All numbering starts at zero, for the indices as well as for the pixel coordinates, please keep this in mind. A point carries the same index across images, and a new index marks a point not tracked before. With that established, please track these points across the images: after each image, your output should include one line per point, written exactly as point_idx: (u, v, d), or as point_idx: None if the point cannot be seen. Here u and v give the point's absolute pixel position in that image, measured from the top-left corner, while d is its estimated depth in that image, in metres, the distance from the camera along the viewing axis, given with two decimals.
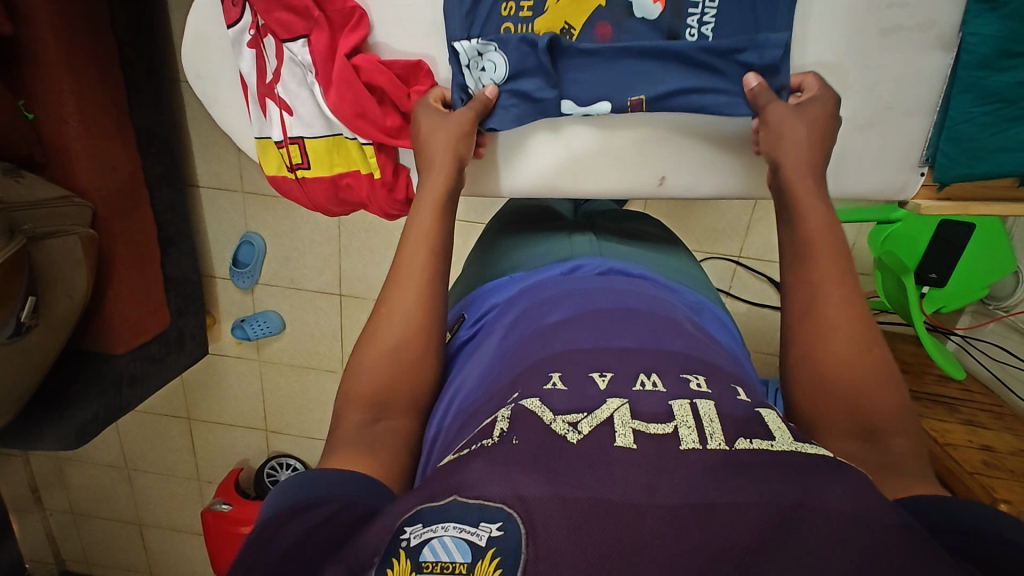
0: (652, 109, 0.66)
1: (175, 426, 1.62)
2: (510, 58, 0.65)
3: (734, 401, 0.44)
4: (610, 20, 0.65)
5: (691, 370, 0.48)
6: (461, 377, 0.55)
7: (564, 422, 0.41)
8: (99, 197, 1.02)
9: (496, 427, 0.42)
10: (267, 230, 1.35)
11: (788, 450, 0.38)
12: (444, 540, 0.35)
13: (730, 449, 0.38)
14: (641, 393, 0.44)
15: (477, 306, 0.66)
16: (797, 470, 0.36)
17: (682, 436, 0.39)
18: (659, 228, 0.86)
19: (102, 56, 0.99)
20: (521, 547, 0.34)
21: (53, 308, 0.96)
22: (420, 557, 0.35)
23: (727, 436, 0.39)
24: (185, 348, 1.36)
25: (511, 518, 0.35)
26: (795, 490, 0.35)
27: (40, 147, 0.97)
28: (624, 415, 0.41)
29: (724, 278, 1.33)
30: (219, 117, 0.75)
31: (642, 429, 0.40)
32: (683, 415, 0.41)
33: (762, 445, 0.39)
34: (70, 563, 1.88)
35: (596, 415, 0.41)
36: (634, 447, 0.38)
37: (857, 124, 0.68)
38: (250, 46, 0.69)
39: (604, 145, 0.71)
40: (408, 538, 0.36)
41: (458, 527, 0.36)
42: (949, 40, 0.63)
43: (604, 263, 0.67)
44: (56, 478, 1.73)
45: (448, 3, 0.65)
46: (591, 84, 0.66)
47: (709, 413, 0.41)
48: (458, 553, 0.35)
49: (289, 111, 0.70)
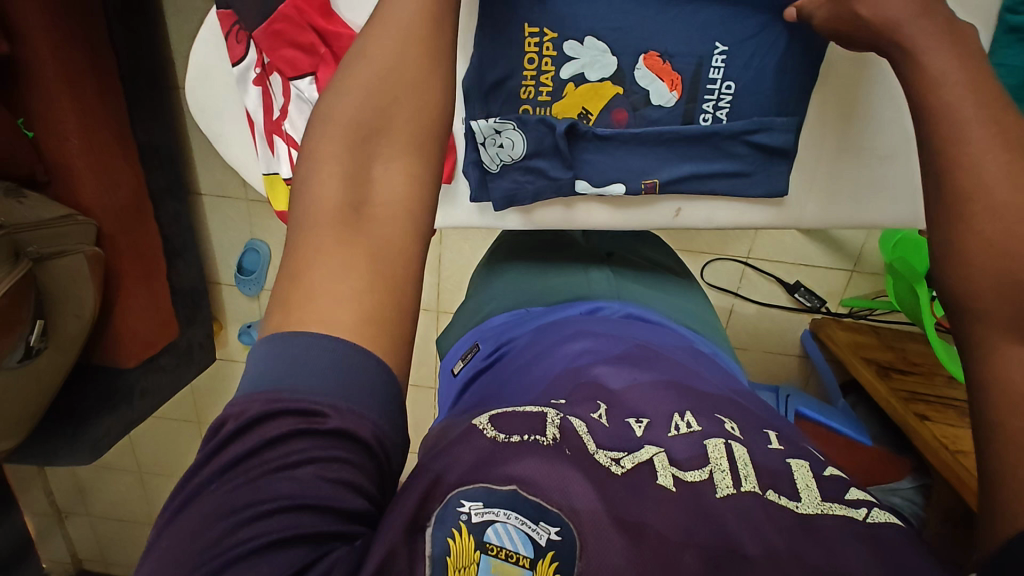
0: (664, 192, 0.69)
1: (186, 430, 1.64)
2: (528, 137, 0.67)
3: (767, 450, 0.43)
4: (627, 106, 0.66)
5: (724, 413, 0.47)
6: (480, 397, 0.56)
7: (606, 455, 0.40)
8: (104, 214, 1.02)
9: (548, 427, 0.41)
10: (272, 238, 1.34)
11: (815, 513, 0.38)
12: (507, 527, 0.35)
13: (763, 494, 0.39)
14: (677, 438, 0.43)
15: (497, 340, 0.68)
16: (824, 531, 0.37)
17: (717, 481, 0.40)
18: (672, 257, 0.87)
19: (102, 72, 0.98)
20: (576, 555, 0.35)
21: (61, 330, 0.95)
22: (483, 537, 0.35)
23: (760, 480, 0.40)
24: (194, 356, 1.36)
25: (567, 524, 0.35)
26: (826, 547, 0.35)
27: (42, 166, 0.96)
28: (663, 461, 0.41)
29: (733, 278, 1.32)
30: (225, 152, 0.72)
31: (680, 476, 0.40)
32: (717, 457, 0.41)
33: (787, 504, 0.39)
34: (87, 562, 1.92)
35: (637, 454, 0.41)
36: (674, 488, 0.39)
37: (878, 154, 0.67)
38: (256, 83, 0.68)
39: (619, 208, 0.71)
40: (467, 514, 0.35)
41: (520, 518, 0.36)
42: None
43: (625, 309, 0.68)
44: (70, 481, 1.75)
45: (468, 85, 0.65)
46: (604, 165, 0.68)
47: (744, 457, 0.41)
48: (521, 545, 0.35)
49: (296, 146, 0.67)
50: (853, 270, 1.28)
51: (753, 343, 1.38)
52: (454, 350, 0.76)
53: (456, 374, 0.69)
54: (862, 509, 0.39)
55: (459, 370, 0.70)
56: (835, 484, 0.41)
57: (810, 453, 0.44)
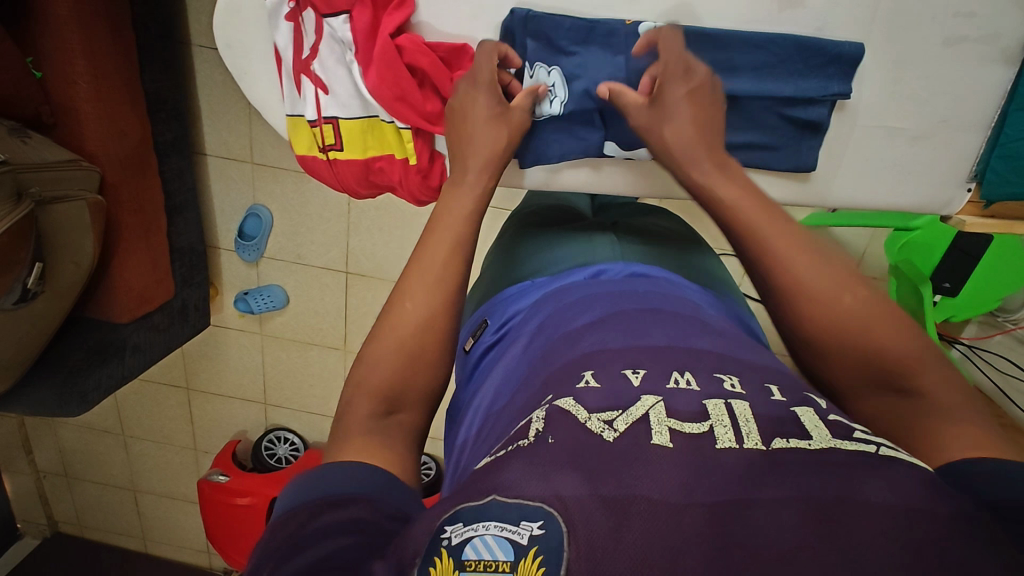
0: None
1: (173, 396, 1.61)
2: (568, 101, 0.69)
3: (769, 401, 0.43)
4: None
5: (724, 369, 0.48)
6: (495, 383, 0.59)
7: (599, 420, 0.42)
8: (108, 162, 1.00)
9: (531, 427, 0.43)
10: (275, 203, 1.33)
11: (826, 448, 0.39)
12: (486, 538, 0.36)
13: (767, 449, 0.39)
14: (676, 391, 0.44)
15: (502, 310, 0.70)
16: (838, 468, 0.37)
17: (719, 435, 0.40)
18: (680, 225, 0.89)
19: (116, 17, 0.96)
20: (563, 545, 0.34)
21: (59, 276, 0.94)
22: (462, 555, 0.36)
23: (763, 436, 0.40)
24: (189, 318, 1.34)
25: (551, 517, 0.35)
26: (831, 483, 0.36)
27: (49, 107, 0.94)
28: (660, 413, 0.41)
29: (736, 275, 1.32)
30: (249, 91, 0.71)
31: (678, 428, 0.40)
32: (718, 414, 0.41)
33: (799, 445, 0.39)
34: (63, 525, 1.89)
35: (632, 412, 0.42)
36: (670, 446, 0.39)
37: (908, 135, 0.68)
38: (288, 19, 0.66)
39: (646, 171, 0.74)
40: (449, 537, 0.37)
41: (499, 525, 0.36)
42: (1013, 54, 0.63)
43: (628, 268, 0.69)
44: (49, 438, 1.72)
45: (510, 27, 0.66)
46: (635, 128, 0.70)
47: (745, 413, 0.41)
48: (500, 551, 0.36)
49: (325, 89, 0.69)
50: None
51: None
52: (464, 326, 0.77)
53: (467, 351, 0.71)
54: (872, 445, 0.39)
55: (469, 347, 0.71)
56: (840, 430, 0.41)
57: (816, 400, 0.44)
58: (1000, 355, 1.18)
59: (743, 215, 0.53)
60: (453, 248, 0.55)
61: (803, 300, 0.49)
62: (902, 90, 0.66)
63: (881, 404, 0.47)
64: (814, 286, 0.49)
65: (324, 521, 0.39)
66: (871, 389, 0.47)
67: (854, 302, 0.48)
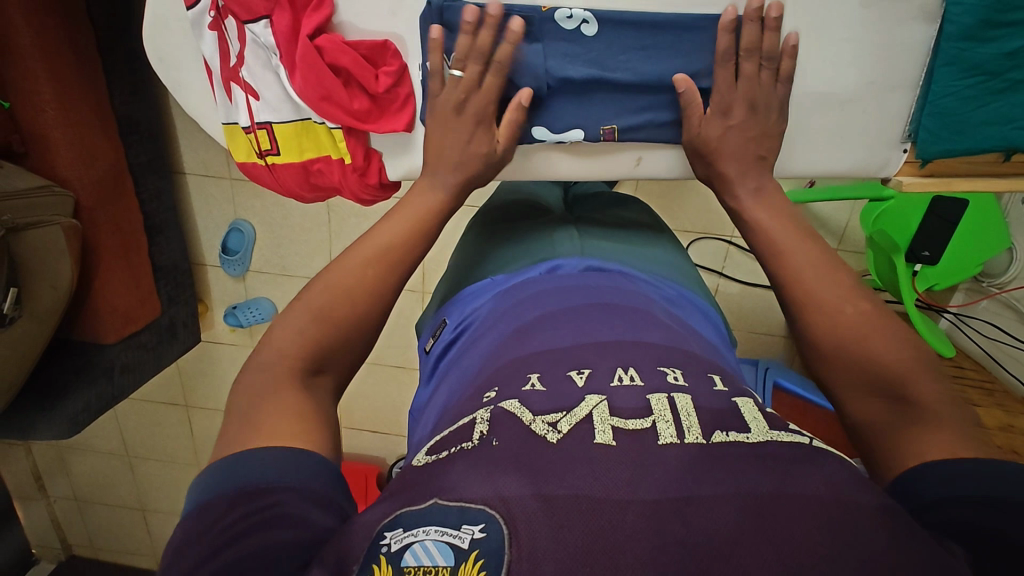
0: (623, 139, 0.69)
1: (172, 413, 1.63)
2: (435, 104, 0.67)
3: (711, 393, 0.44)
4: (603, 51, 0.64)
5: (668, 363, 0.48)
6: (450, 383, 0.59)
7: (543, 423, 0.41)
8: (81, 185, 1.01)
9: (476, 429, 0.43)
10: (256, 216, 1.34)
11: (764, 440, 0.39)
12: (426, 544, 0.35)
13: (707, 443, 0.38)
14: (619, 389, 0.44)
15: (459, 311, 0.70)
16: (776, 461, 0.37)
17: (661, 431, 0.40)
18: (646, 214, 0.89)
19: (80, 44, 0.98)
20: (505, 548, 0.34)
21: (35, 300, 0.96)
22: (401, 561, 0.35)
23: (704, 429, 0.40)
24: (178, 336, 1.36)
25: (493, 520, 0.35)
26: (769, 476, 0.36)
27: (18, 136, 0.97)
28: (603, 413, 0.41)
29: (718, 258, 1.31)
30: (184, 100, 0.73)
31: (620, 426, 0.40)
32: (661, 409, 0.41)
33: (738, 438, 0.39)
34: (77, 548, 1.91)
35: (576, 413, 0.42)
36: (613, 443, 0.38)
37: (836, 100, 0.67)
38: (211, 27, 0.66)
39: (579, 156, 0.71)
40: (388, 543, 0.36)
41: (439, 530, 0.36)
42: (932, 10, 0.62)
43: (583, 262, 0.69)
44: (56, 464, 1.75)
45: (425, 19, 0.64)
46: (565, 112, 0.67)
47: (687, 407, 0.42)
48: (440, 556, 0.35)
49: (255, 95, 0.69)
50: (837, 248, 1.25)
51: (739, 323, 1.38)
52: (427, 328, 0.78)
53: (428, 352, 0.72)
54: (806, 435, 0.41)
55: (430, 348, 0.72)
56: (778, 420, 0.42)
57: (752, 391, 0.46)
58: (987, 321, 1.17)
59: (773, 241, 0.58)
60: (393, 257, 0.57)
61: (805, 317, 0.53)
62: (824, 53, 0.64)
63: (875, 412, 0.48)
64: (824, 311, 0.52)
65: (249, 517, 0.37)
66: (862, 394, 0.48)
67: (854, 314, 0.51)
